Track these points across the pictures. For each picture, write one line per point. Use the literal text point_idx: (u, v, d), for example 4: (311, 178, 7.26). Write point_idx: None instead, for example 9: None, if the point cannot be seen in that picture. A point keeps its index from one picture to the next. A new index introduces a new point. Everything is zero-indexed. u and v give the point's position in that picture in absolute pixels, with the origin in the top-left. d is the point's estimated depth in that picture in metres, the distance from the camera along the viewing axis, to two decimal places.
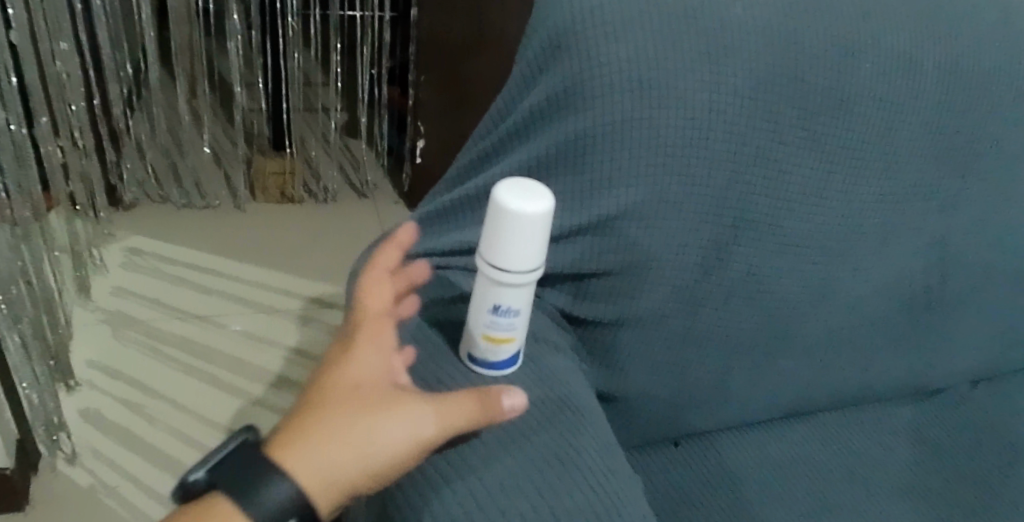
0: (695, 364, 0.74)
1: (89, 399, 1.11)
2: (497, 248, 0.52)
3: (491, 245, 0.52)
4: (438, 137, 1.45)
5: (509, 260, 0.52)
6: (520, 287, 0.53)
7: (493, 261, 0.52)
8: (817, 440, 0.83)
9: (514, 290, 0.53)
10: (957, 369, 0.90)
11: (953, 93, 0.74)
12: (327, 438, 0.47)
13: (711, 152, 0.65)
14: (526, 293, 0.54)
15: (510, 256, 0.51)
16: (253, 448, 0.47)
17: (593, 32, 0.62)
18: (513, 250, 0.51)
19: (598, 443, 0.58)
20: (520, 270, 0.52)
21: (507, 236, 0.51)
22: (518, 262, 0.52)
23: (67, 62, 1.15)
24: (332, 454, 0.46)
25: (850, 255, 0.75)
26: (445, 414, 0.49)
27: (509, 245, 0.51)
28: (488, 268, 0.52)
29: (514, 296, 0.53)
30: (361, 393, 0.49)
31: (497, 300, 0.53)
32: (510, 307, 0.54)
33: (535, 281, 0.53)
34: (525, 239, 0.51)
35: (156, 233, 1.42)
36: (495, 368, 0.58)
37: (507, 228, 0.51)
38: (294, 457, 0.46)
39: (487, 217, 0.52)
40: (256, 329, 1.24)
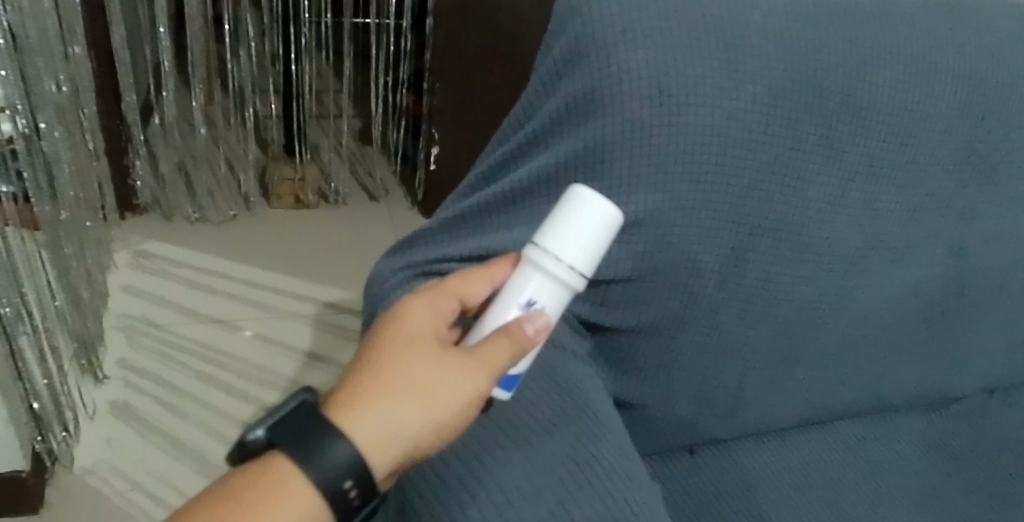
0: (712, 372, 0.73)
1: (116, 393, 1.13)
2: (554, 232, 0.51)
3: (551, 228, 0.51)
4: (453, 144, 1.46)
5: (563, 249, 0.50)
6: (558, 284, 0.51)
7: (545, 246, 0.50)
8: (834, 449, 0.82)
9: (550, 285, 0.50)
10: (974, 379, 0.90)
11: (972, 101, 0.74)
12: (383, 393, 0.48)
13: (730, 160, 0.65)
14: (557, 296, 0.51)
15: (564, 244, 0.50)
16: (308, 408, 0.48)
17: (612, 39, 0.63)
18: (569, 239, 0.50)
19: (616, 450, 0.58)
20: (566, 263, 0.50)
21: (559, 216, 0.51)
22: (569, 252, 0.50)
23: (82, 67, 1.16)
24: (387, 408, 0.47)
25: (868, 262, 0.74)
26: (494, 355, 0.48)
27: (569, 231, 0.50)
28: (537, 253, 0.51)
29: (548, 290, 0.50)
30: (414, 342, 0.50)
31: (529, 292, 0.50)
32: (538, 303, 0.50)
33: (565, 280, 0.50)
34: (587, 230, 0.51)
35: (171, 238, 1.43)
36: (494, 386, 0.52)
37: (563, 206, 0.51)
38: (350, 419, 0.47)
39: (556, 203, 0.52)
40: (269, 333, 1.24)
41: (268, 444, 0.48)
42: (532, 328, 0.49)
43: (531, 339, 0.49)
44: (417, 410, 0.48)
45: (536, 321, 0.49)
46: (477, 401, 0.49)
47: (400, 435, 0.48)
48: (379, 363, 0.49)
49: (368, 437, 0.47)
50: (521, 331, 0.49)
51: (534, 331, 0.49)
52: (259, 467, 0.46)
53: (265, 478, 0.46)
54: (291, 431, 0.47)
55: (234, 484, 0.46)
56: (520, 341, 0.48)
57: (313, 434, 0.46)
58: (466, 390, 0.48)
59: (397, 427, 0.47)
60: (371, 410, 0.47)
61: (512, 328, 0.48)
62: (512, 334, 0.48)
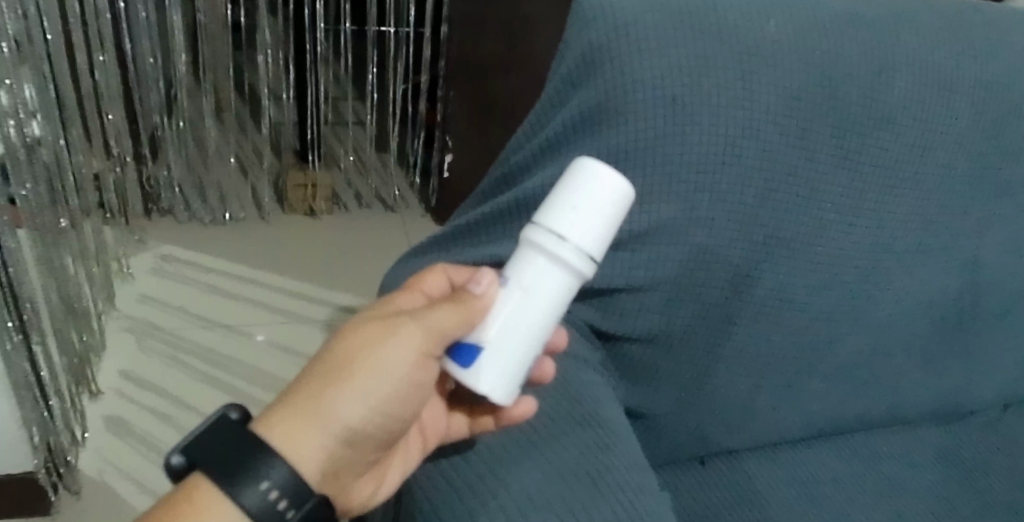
0: (724, 382, 0.73)
1: (113, 407, 1.12)
2: (554, 207, 0.49)
3: (551, 202, 0.50)
4: (468, 151, 1.47)
5: (559, 224, 0.49)
6: (551, 263, 0.49)
7: (542, 220, 0.49)
8: (847, 461, 0.82)
9: (542, 263, 0.49)
10: (989, 392, 0.89)
11: (987, 112, 0.74)
12: (309, 382, 0.49)
13: (743, 170, 0.65)
14: (550, 277, 0.49)
15: (561, 218, 0.49)
16: (235, 433, 0.47)
17: (627, 49, 0.63)
18: (567, 216, 0.49)
19: (628, 459, 0.58)
20: (561, 241, 0.48)
21: (562, 188, 0.50)
22: (563, 225, 0.48)
23: (103, 73, 1.18)
24: (313, 395, 0.48)
25: (883, 273, 0.74)
26: (422, 320, 0.48)
27: (567, 206, 0.49)
28: (533, 227, 0.50)
29: (538, 268, 0.49)
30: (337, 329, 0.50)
31: (519, 268, 0.49)
32: (522, 277, 0.49)
33: (555, 259, 0.48)
34: (586, 206, 0.49)
35: (184, 243, 1.44)
36: (455, 359, 0.49)
37: (569, 179, 0.51)
38: (278, 417, 0.48)
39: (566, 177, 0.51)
40: (281, 339, 1.25)
41: (196, 469, 0.47)
42: (477, 287, 0.49)
43: (478, 305, 0.48)
44: (343, 392, 0.48)
45: (484, 283, 0.49)
46: (409, 374, 0.49)
47: (330, 420, 0.48)
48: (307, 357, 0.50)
49: (294, 427, 0.47)
50: (473, 294, 0.49)
51: (481, 291, 0.49)
52: (184, 497, 0.46)
53: (191, 511, 0.45)
54: (221, 462, 0.46)
55: (159, 516, 0.45)
56: (468, 308, 0.48)
57: (245, 462, 0.46)
58: (392, 363, 0.48)
59: (325, 412, 0.48)
60: (297, 400, 0.48)
61: (459, 293, 0.49)
62: (460, 300, 0.48)
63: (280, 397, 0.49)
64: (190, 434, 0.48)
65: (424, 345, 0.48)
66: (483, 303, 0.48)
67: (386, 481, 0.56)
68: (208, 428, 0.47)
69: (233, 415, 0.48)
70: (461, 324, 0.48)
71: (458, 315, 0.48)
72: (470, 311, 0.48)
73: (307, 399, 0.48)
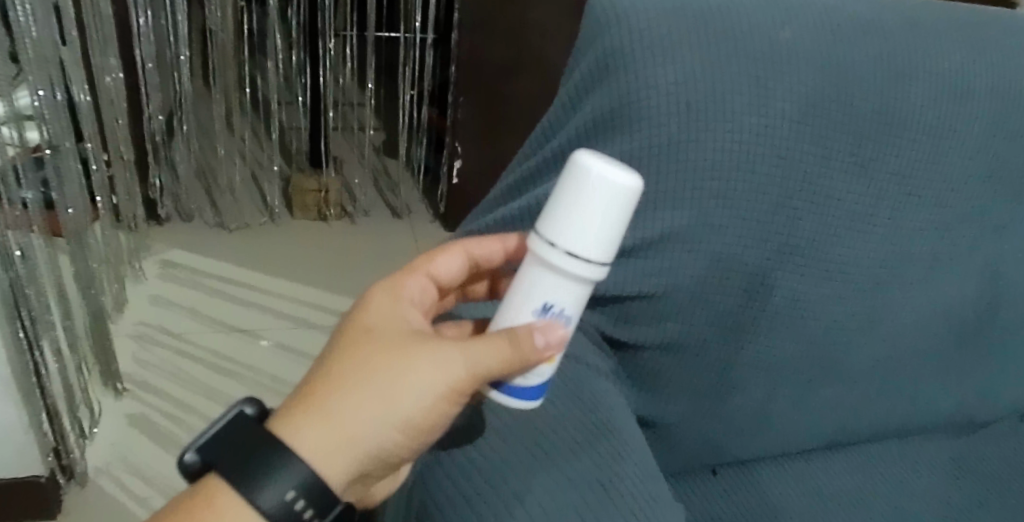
0: (737, 391, 0.72)
1: (133, 406, 1.12)
2: (573, 232, 0.47)
3: (569, 224, 0.46)
4: (477, 158, 1.47)
5: (585, 250, 0.47)
6: (582, 283, 0.48)
7: (564, 247, 0.47)
8: (861, 472, 0.81)
9: (575, 287, 0.48)
10: (1004, 402, 0.88)
11: (1004, 120, 0.73)
12: (338, 398, 0.47)
13: (759, 177, 0.64)
14: (582, 294, 0.49)
15: (586, 244, 0.47)
16: (249, 427, 0.47)
17: (642, 54, 0.62)
18: (592, 241, 0.47)
19: (639, 468, 0.57)
20: (590, 264, 0.47)
21: (572, 206, 0.47)
22: (596, 249, 0.47)
23: (115, 76, 1.18)
24: (341, 414, 0.47)
25: (898, 281, 0.73)
26: (473, 353, 0.47)
27: (589, 229, 0.46)
28: (554, 255, 0.47)
29: (572, 293, 0.48)
30: (376, 341, 0.49)
31: (550, 295, 0.48)
32: (564, 306, 0.48)
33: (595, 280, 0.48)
34: (608, 225, 0.47)
35: (193, 248, 1.44)
36: (514, 397, 0.50)
37: (575, 195, 0.47)
38: (307, 425, 0.47)
39: (567, 186, 0.47)
40: (288, 342, 1.25)
41: (210, 464, 0.47)
42: (542, 340, 0.47)
43: (536, 352, 0.47)
44: (374, 415, 0.47)
45: (547, 334, 0.47)
46: (447, 406, 0.48)
47: (358, 442, 0.47)
48: (333, 366, 0.48)
49: (322, 445, 0.46)
50: (531, 342, 0.47)
51: (543, 343, 0.47)
52: (203, 499, 0.46)
53: (205, 505, 0.46)
54: (234, 455, 0.47)
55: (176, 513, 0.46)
56: (524, 354, 0.47)
57: (260, 458, 0.46)
58: (429, 394, 0.47)
59: (354, 433, 0.47)
60: (324, 416, 0.47)
61: (514, 335, 0.47)
62: (515, 343, 0.47)
63: (304, 407, 0.47)
64: (209, 433, 0.48)
65: (467, 384, 0.47)
66: (538, 349, 0.47)
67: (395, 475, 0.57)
68: (223, 424, 0.48)
69: (248, 411, 0.49)
70: (509, 368, 0.47)
71: (508, 359, 0.47)
72: (522, 356, 0.47)
73: (338, 412, 0.47)
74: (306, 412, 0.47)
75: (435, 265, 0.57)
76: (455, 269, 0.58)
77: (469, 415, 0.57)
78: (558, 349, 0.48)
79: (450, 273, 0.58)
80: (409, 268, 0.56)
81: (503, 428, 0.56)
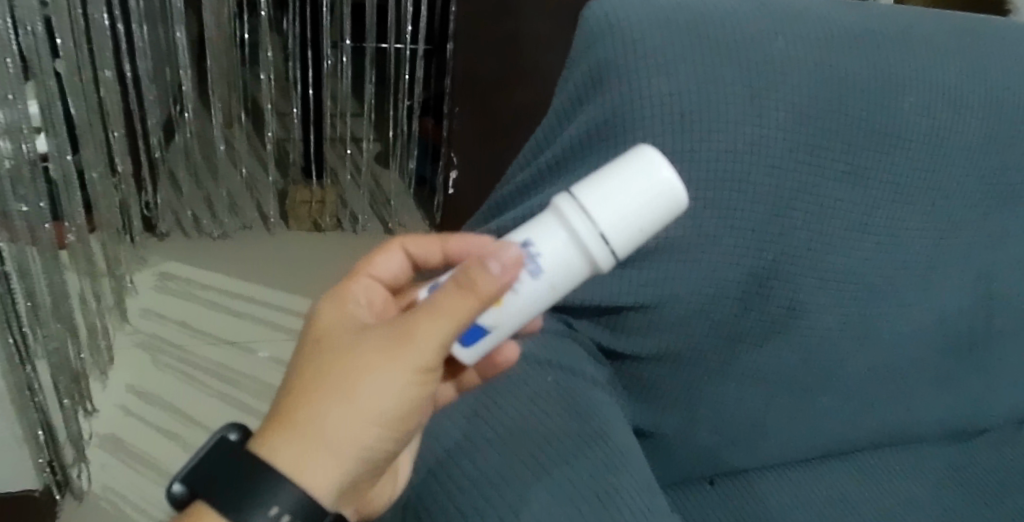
0: (734, 401, 0.72)
1: (113, 425, 1.11)
2: (600, 193, 0.46)
3: (604, 189, 0.46)
4: (476, 166, 1.47)
5: (599, 213, 0.46)
6: (573, 246, 0.47)
7: (581, 202, 0.46)
8: (859, 481, 0.80)
9: (564, 244, 0.47)
10: (1001, 410, 0.88)
11: (999, 128, 0.73)
12: (307, 407, 0.46)
13: (755, 188, 0.64)
14: (570, 261, 0.47)
15: (605, 209, 0.46)
16: (228, 455, 0.47)
17: (636, 65, 0.63)
18: (611, 210, 0.46)
19: (636, 480, 0.57)
20: (595, 239, 0.46)
21: (619, 176, 0.47)
22: (609, 224, 0.46)
23: (109, 89, 1.18)
24: (313, 422, 0.46)
25: (893, 290, 0.73)
26: (428, 325, 0.45)
27: (618, 200, 0.46)
28: (569, 205, 0.47)
29: (559, 247, 0.47)
30: (330, 347, 0.48)
31: (534, 236, 0.47)
32: (536, 250, 0.47)
33: (580, 261, 0.47)
34: (632, 205, 0.46)
35: (188, 259, 1.44)
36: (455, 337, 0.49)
37: (628, 169, 0.47)
38: (283, 443, 0.46)
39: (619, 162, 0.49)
40: (283, 355, 1.24)
41: (197, 492, 0.48)
42: (498, 267, 0.45)
43: (493, 293, 0.45)
44: (349, 415, 0.46)
45: (503, 258, 0.45)
46: (420, 385, 0.47)
47: (339, 446, 0.46)
48: (295, 380, 0.47)
49: (302, 458, 0.46)
50: (487, 276, 0.44)
51: (499, 273, 0.45)
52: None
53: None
54: (221, 483, 0.46)
55: None
56: (480, 300, 0.45)
57: (240, 486, 0.46)
58: (398, 380, 0.46)
59: (333, 437, 0.46)
60: (298, 429, 0.46)
61: (464, 283, 0.45)
62: (469, 294, 0.45)
63: (275, 426, 0.47)
64: (195, 462, 0.48)
65: (434, 359, 0.46)
66: (493, 286, 0.44)
67: (397, 477, 0.56)
68: (206, 450, 0.48)
69: (232, 436, 0.49)
70: (471, 324, 0.45)
71: (470, 316, 0.45)
72: (479, 308, 0.45)
73: (310, 420, 0.46)
74: (279, 431, 0.46)
75: (375, 265, 0.58)
76: (400, 269, 0.59)
77: (465, 427, 0.57)
78: (518, 268, 0.45)
79: (393, 271, 0.58)
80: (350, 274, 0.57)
81: (498, 439, 0.56)
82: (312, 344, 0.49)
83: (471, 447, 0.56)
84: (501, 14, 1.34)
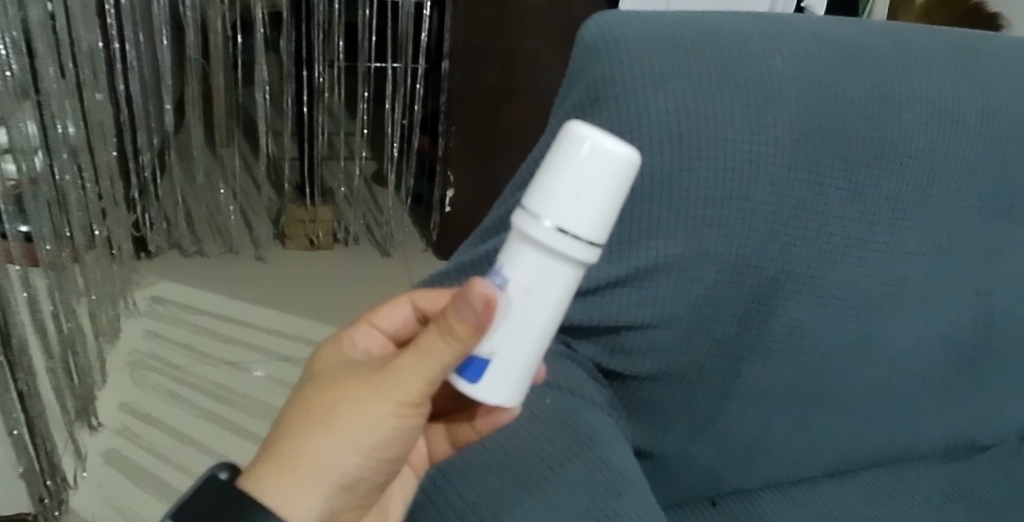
0: (736, 421, 0.71)
1: (114, 441, 1.10)
2: (550, 195, 0.43)
3: (544, 188, 0.43)
4: (473, 184, 1.48)
5: (552, 212, 0.42)
6: (542, 253, 0.43)
7: (536, 210, 0.43)
8: (862, 499, 0.80)
9: (535, 256, 0.43)
10: (1003, 426, 0.88)
11: (996, 145, 0.73)
12: (289, 433, 0.46)
13: (752, 205, 0.64)
14: (548, 269, 0.43)
15: (557, 209, 0.42)
16: (219, 497, 0.45)
17: (633, 84, 0.62)
18: (567, 209, 0.42)
19: (641, 504, 0.56)
20: (560, 234, 0.42)
21: (556, 169, 0.43)
22: (562, 217, 0.42)
23: (104, 109, 1.17)
24: (294, 448, 0.46)
25: (894, 309, 0.73)
26: (413, 365, 0.45)
27: (562, 192, 0.42)
28: (524, 217, 0.43)
29: (532, 261, 0.43)
30: (322, 385, 0.48)
31: (503, 258, 0.44)
32: (506, 269, 0.44)
33: (561, 264, 0.43)
34: (587, 194, 0.43)
35: (183, 279, 1.43)
36: (460, 373, 0.45)
37: (559, 159, 0.44)
38: (268, 475, 0.46)
39: (557, 153, 0.44)
40: (277, 375, 1.23)
41: None
42: (470, 309, 0.42)
43: (470, 333, 0.43)
44: (327, 442, 0.46)
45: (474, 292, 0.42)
46: (399, 418, 0.46)
47: (319, 473, 0.46)
48: (283, 409, 0.48)
49: (280, 484, 0.45)
50: (460, 317, 0.42)
51: (473, 314, 0.42)
52: None
53: None
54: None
55: None
56: (457, 341, 0.43)
57: None
58: (378, 409, 0.46)
59: (313, 466, 0.46)
60: (278, 454, 0.46)
61: (443, 323, 0.43)
62: (447, 333, 0.43)
63: (264, 458, 0.46)
64: (184, 500, 0.47)
65: (410, 393, 0.45)
66: (469, 326, 0.42)
67: (384, 513, 0.56)
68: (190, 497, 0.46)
69: (222, 474, 0.47)
70: (449, 364, 0.44)
71: (452, 356, 0.43)
72: (458, 348, 0.43)
73: (294, 454, 0.46)
74: (265, 464, 0.46)
75: (381, 315, 0.58)
76: (407, 319, 0.59)
77: (463, 450, 0.57)
78: (490, 312, 0.42)
79: (398, 322, 0.58)
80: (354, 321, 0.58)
81: (496, 464, 0.55)
82: (307, 386, 0.49)
83: (468, 470, 0.55)
84: (494, 33, 1.36)
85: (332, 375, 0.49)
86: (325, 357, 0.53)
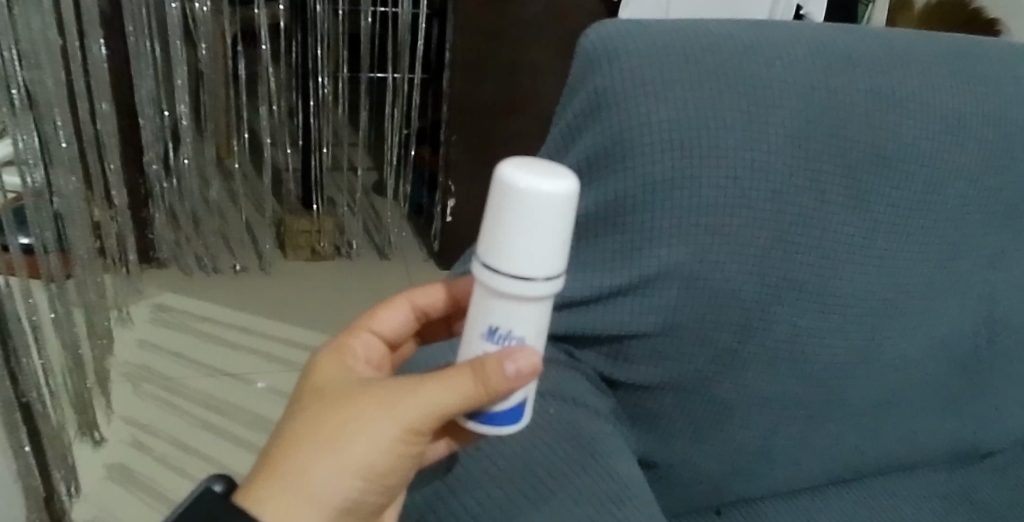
0: (740, 430, 0.71)
1: (116, 454, 1.09)
2: (518, 253, 0.44)
3: (512, 248, 0.44)
4: (473, 193, 1.48)
5: (530, 269, 0.44)
6: (540, 305, 0.45)
7: (509, 271, 0.44)
8: (868, 509, 0.79)
9: (539, 307, 0.45)
10: (1007, 433, 0.87)
11: (997, 150, 0.73)
12: (293, 453, 0.48)
13: (753, 213, 0.64)
14: (543, 314, 0.46)
15: (533, 264, 0.44)
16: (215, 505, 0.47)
17: (633, 94, 0.62)
18: (539, 259, 0.44)
19: (643, 515, 0.55)
20: (545, 284, 0.45)
21: (516, 226, 0.44)
22: (539, 268, 0.44)
23: (105, 121, 1.17)
24: (297, 469, 0.47)
25: (897, 316, 0.73)
26: (433, 399, 0.46)
27: (532, 247, 0.44)
28: (499, 281, 0.45)
29: (528, 313, 0.45)
30: (327, 401, 0.49)
31: (504, 322, 0.46)
32: (515, 331, 0.46)
33: (548, 301, 0.46)
34: (549, 235, 0.44)
35: (185, 292, 1.43)
36: (496, 423, 0.48)
37: (514, 215, 0.44)
38: (270, 493, 0.47)
39: (503, 211, 0.44)
40: (280, 385, 1.23)
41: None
42: (512, 369, 0.45)
43: (508, 389, 0.46)
44: (333, 465, 0.47)
45: (518, 360, 0.45)
46: (404, 444, 0.48)
47: (321, 493, 0.47)
48: (285, 424, 0.49)
49: (281, 504, 0.47)
50: (501, 373, 0.45)
51: (514, 374, 0.45)
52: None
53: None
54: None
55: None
56: (489, 389, 0.46)
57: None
58: (386, 434, 0.47)
59: (316, 486, 0.47)
60: (281, 474, 0.47)
61: (479, 368, 0.46)
62: (481, 380, 0.46)
63: (265, 476, 0.47)
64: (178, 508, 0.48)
65: (425, 424, 0.47)
66: (510, 383, 0.45)
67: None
68: (193, 504, 0.47)
69: (216, 486, 0.48)
70: (473, 406, 0.46)
71: (476, 399, 0.46)
72: (487, 395, 0.46)
73: (296, 472, 0.47)
74: (267, 481, 0.47)
75: (379, 320, 0.59)
76: (400, 322, 0.60)
77: (466, 461, 0.56)
78: (531, 376, 0.46)
79: (396, 327, 0.60)
80: (353, 326, 0.59)
81: (498, 474, 0.55)
82: (310, 398, 0.50)
83: (470, 480, 0.55)
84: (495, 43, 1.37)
85: (335, 388, 0.51)
86: (324, 361, 0.54)
